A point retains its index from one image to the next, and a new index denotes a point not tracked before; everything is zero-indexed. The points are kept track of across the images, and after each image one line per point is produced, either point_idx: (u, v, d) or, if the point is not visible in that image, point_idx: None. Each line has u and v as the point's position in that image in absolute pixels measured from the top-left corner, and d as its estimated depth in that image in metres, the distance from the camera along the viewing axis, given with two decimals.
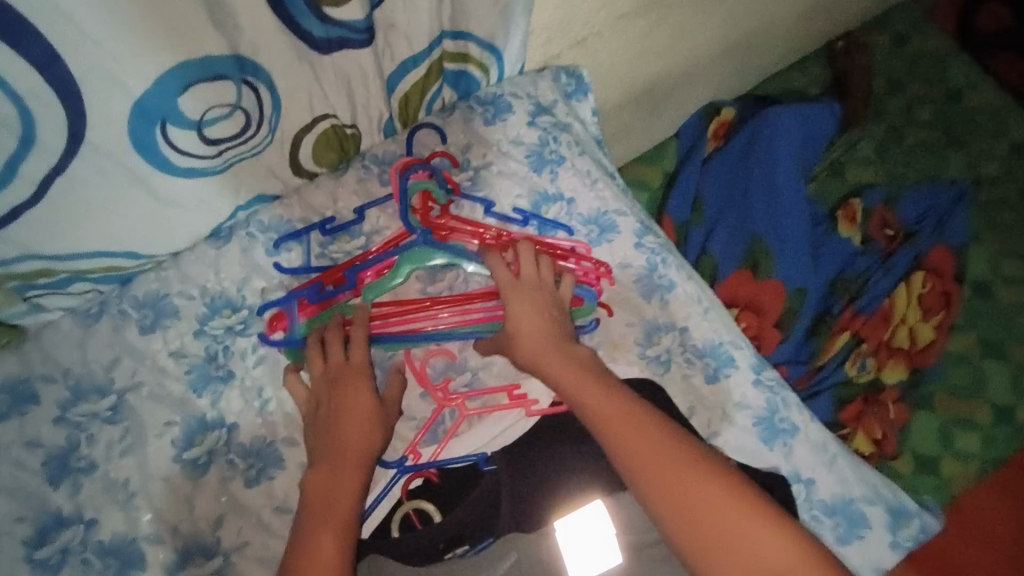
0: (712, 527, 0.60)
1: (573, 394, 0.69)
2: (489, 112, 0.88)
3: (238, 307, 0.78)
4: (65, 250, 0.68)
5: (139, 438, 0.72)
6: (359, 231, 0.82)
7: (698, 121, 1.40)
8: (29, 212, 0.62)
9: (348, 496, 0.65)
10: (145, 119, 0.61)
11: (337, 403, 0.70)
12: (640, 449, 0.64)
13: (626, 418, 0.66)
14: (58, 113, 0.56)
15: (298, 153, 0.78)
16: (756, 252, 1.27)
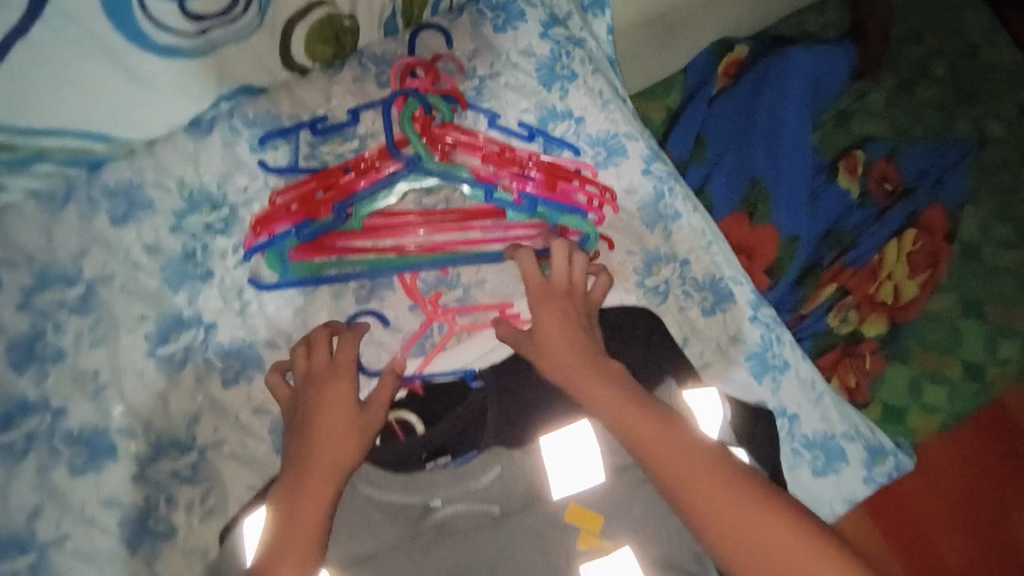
0: (741, 527, 0.56)
1: (628, 437, 0.61)
2: (499, 18, 0.82)
3: (218, 204, 0.74)
4: (28, 123, 0.62)
5: (110, 331, 0.69)
6: (353, 133, 0.77)
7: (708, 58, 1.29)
8: None
9: (312, 512, 0.59)
10: None
11: (313, 413, 0.64)
12: (655, 441, 0.61)
13: (637, 410, 0.62)
14: None
15: (291, 43, 0.72)
16: (755, 195, 1.12)
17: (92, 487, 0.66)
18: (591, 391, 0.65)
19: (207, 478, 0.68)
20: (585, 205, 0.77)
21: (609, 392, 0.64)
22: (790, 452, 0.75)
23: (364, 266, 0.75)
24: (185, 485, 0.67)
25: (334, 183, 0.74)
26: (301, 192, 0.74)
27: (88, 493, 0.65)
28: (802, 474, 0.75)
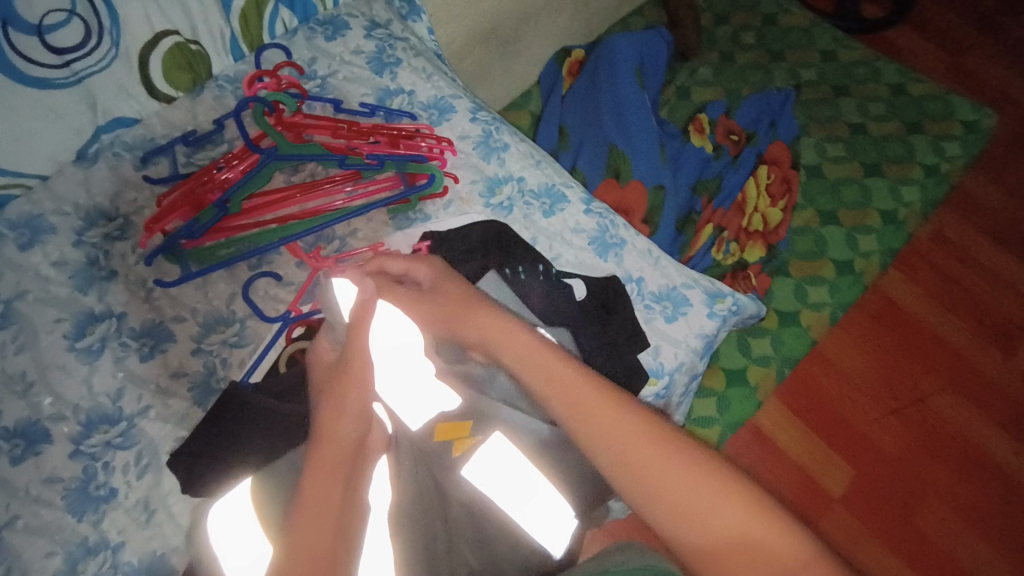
0: (604, 427, 0.58)
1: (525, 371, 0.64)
2: (328, 30, 0.99)
3: (113, 216, 0.84)
4: None
5: (31, 337, 0.77)
6: (221, 139, 0.90)
7: (553, 66, 1.61)
8: None
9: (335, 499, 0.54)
10: None
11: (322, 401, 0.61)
12: (565, 392, 0.61)
13: (532, 355, 0.65)
14: None
15: (148, 72, 0.87)
16: (615, 159, 1.36)
17: (34, 470, 0.73)
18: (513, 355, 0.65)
19: (137, 440, 0.76)
20: (429, 152, 0.91)
21: (520, 351, 0.65)
22: (644, 308, 0.88)
23: (249, 242, 0.85)
24: (119, 451, 0.75)
25: (209, 179, 0.85)
26: (183, 191, 0.85)
27: (30, 475, 0.72)
28: (655, 323, 0.87)
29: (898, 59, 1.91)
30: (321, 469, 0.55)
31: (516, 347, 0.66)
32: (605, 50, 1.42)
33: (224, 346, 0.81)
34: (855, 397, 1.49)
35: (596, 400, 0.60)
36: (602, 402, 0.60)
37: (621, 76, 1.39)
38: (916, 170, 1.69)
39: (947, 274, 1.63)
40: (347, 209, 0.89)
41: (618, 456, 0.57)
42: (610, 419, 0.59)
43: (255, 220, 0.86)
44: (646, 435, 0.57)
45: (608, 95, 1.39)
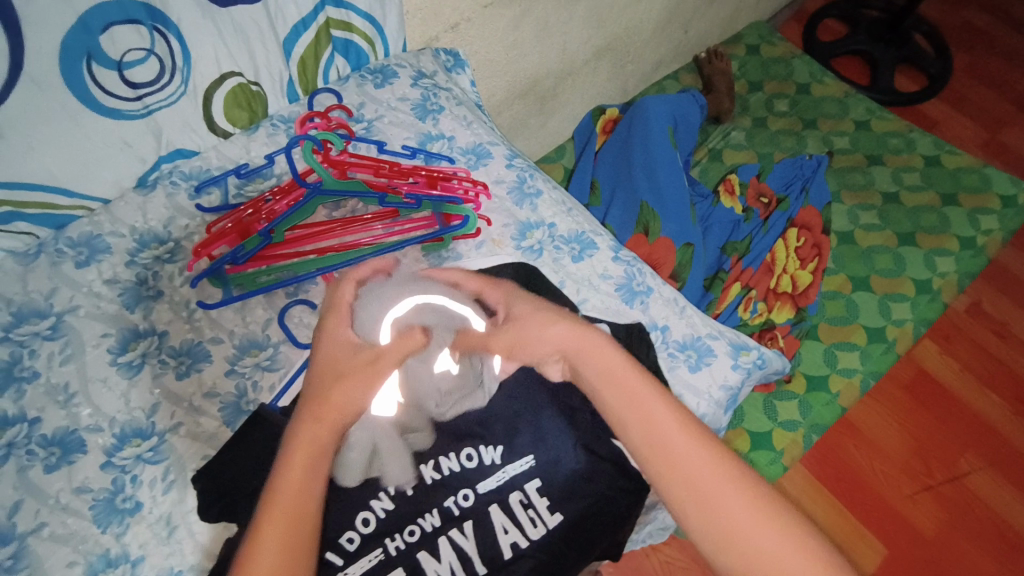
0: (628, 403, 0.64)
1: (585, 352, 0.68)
2: (378, 79, 1.07)
3: (164, 240, 0.89)
4: (5, 180, 0.80)
5: (78, 349, 0.80)
6: (271, 173, 0.96)
7: (589, 122, 1.67)
8: None
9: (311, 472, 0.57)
10: (74, 57, 0.75)
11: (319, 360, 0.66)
12: (635, 403, 0.63)
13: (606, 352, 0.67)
14: (5, 48, 0.70)
15: (211, 109, 0.94)
16: (645, 216, 1.37)
17: (65, 479, 0.74)
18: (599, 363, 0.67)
19: (166, 456, 0.77)
20: (465, 195, 0.96)
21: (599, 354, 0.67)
22: (667, 355, 0.88)
23: (289, 272, 0.91)
24: (148, 465, 0.76)
25: (257, 210, 0.90)
26: (232, 219, 0.89)
27: (61, 484, 0.73)
28: (678, 372, 0.86)
29: (933, 132, 1.93)
30: (309, 438, 0.59)
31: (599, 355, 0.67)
32: (637, 110, 1.47)
33: (256, 369, 0.84)
34: (888, 469, 1.44)
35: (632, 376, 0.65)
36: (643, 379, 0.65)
37: (652, 132, 1.43)
38: (951, 241, 1.68)
39: (987, 351, 1.59)
40: (384, 246, 0.93)
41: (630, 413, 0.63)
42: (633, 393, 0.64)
43: (297, 252, 0.91)
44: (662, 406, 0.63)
45: (641, 150, 1.42)
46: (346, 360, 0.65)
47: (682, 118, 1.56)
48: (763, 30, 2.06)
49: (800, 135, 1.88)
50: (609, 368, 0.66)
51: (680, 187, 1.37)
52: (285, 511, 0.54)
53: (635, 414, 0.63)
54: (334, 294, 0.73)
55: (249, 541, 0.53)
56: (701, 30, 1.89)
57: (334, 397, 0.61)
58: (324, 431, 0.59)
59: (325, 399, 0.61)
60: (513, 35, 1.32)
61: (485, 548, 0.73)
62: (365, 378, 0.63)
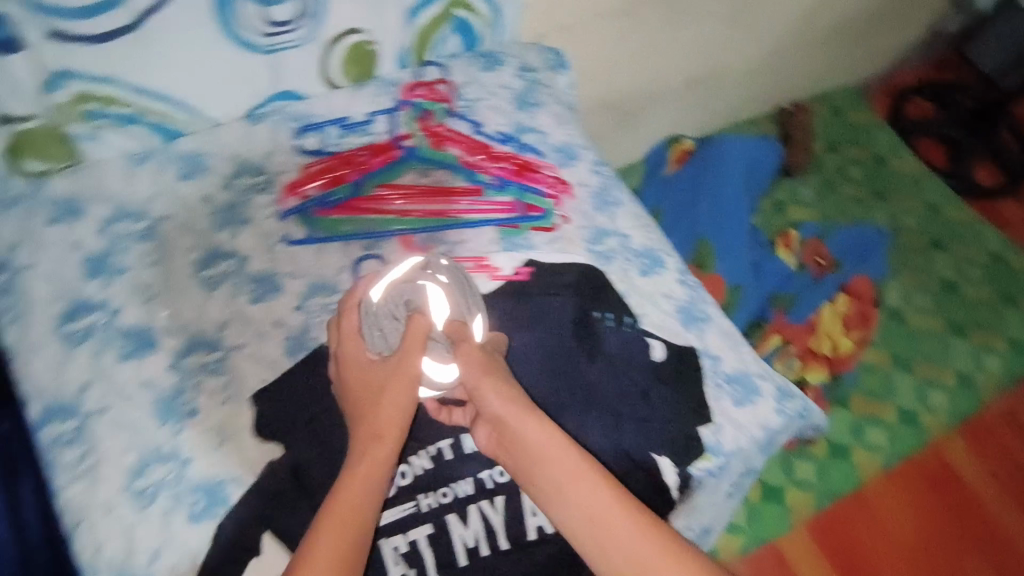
0: (560, 485, 0.69)
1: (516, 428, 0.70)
2: (484, 63, 1.10)
3: (261, 171, 0.94)
4: (136, 82, 0.84)
5: (167, 255, 0.86)
6: (369, 130, 0.99)
7: (662, 150, 1.69)
8: (124, 38, 0.79)
9: (366, 485, 0.66)
10: None
11: (354, 381, 0.73)
12: (562, 491, 0.69)
13: (541, 433, 0.70)
14: None
15: (327, 61, 0.97)
16: (702, 251, 1.42)
17: (134, 371, 0.78)
18: (558, 484, 0.69)
19: (227, 372, 0.80)
20: (548, 189, 0.99)
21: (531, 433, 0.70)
22: (714, 386, 0.87)
23: (369, 225, 0.93)
24: (209, 376, 0.79)
25: (351, 162, 0.95)
26: (326, 166, 0.95)
27: (130, 375, 0.78)
28: (723, 403, 0.86)
29: (1005, 230, 1.90)
30: (362, 456, 0.67)
31: (543, 462, 0.69)
32: (713, 148, 1.54)
33: (324, 310, 0.86)
34: (891, 556, 1.41)
35: (565, 460, 0.69)
36: (572, 462, 0.69)
37: (724, 177, 1.50)
38: (1002, 342, 1.65)
39: (1015, 462, 1.55)
40: (464, 220, 0.95)
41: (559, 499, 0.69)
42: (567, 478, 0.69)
43: (380, 209, 0.94)
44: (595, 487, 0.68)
45: (710, 188, 1.48)
46: (374, 374, 0.73)
47: (753, 169, 1.61)
48: (852, 94, 2.04)
49: (868, 205, 1.86)
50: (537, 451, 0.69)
51: (739, 231, 1.44)
52: (340, 527, 0.63)
53: (566, 501, 0.68)
54: (337, 325, 0.78)
55: (307, 544, 0.63)
56: (792, 82, 1.90)
57: (377, 411, 0.70)
58: (383, 448, 0.68)
59: (365, 422, 0.70)
60: (615, 47, 1.35)
61: (513, 527, 0.75)
62: (400, 385, 0.71)
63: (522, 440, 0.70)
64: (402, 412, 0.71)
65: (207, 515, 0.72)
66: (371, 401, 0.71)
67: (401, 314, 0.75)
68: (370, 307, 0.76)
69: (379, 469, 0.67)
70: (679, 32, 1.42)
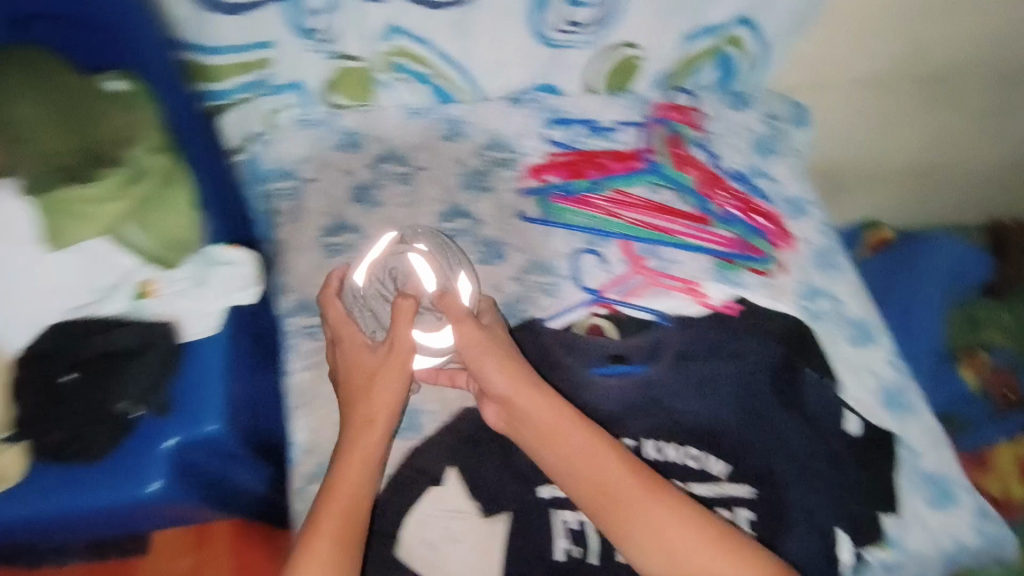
0: (570, 455, 0.68)
1: (519, 402, 0.70)
2: (733, 101, 1.11)
3: (510, 149, 1.02)
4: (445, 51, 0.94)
5: (417, 200, 0.96)
6: (614, 137, 1.05)
7: (856, 232, 1.43)
8: (452, 9, 0.88)
9: (360, 467, 0.68)
10: None
11: (348, 366, 0.75)
12: (575, 463, 0.68)
13: (543, 406, 0.70)
14: None
15: (597, 66, 1.04)
16: None
17: None
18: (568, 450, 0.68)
19: None
20: (772, 237, 0.99)
21: (533, 405, 0.70)
22: (909, 479, 0.82)
23: (594, 222, 0.98)
24: None
25: (593, 162, 1.01)
26: (570, 160, 1.01)
27: None
28: (915, 499, 0.80)
29: None
30: (353, 446, 0.69)
31: (557, 430, 0.69)
32: (925, 242, 1.37)
33: (540, 287, 0.93)
34: None
35: (570, 429, 0.69)
36: (574, 430, 0.69)
37: (926, 274, 1.33)
38: None
39: None
40: (683, 243, 0.97)
41: (569, 473, 0.68)
42: (576, 449, 0.68)
43: (608, 211, 0.98)
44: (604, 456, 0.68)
45: (907, 283, 1.33)
46: (367, 360, 0.74)
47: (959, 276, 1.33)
48: None
49: None
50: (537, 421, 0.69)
51: (931, 333, 1.28)
52: (341, 509, 0.66)
53: (583, 477, 0.67)
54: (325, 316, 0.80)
55: (308, 531, 0.65)
56: None
57: (370, 396, 0.71)
58: (374, 438, 0.70)
59: (359, 407, 0.71)
60: (864, 114, 1.22)
61: None
62: (392, 374, 0.72)
63: (521, 409, 0.70)
64: (395, 392, 0.72)
65: (403, 435, 0.79)
66: (365, 388, 0.72)
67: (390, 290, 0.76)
68: (355, 291, 0.78)
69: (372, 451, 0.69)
70: (917, 121, 1.24)
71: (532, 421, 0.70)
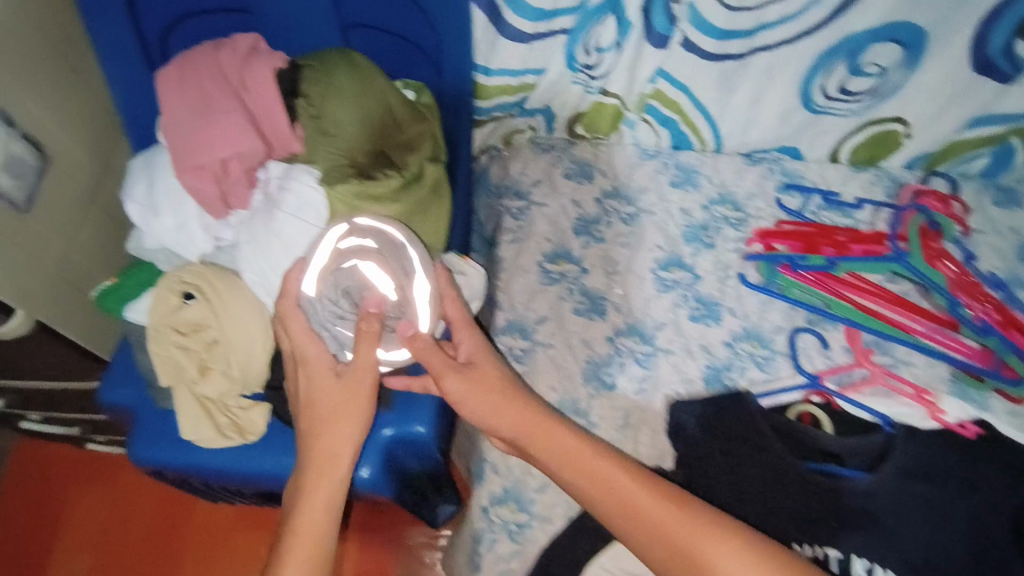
0: (603, 490, 0.59)
1: (532, 436, 0.63)
2: (1002, 197, 0.97)
3: (738, 207, 0.98)
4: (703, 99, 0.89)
5: (637, 243, 0.95)
6: (854, 214, 0.98)
7: None
8: (730, 61, 0.83)
9: (321, 501, 0.61)
10: (838, 51, 0.82)
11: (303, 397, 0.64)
12: (612, 500, 0.58)
13: (566, 440, 0.62)
14: (815, 20, 0.78)
15: (851, 139, 0.97)
16: None
17: (582, 326, 0.89)
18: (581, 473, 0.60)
19: (651, 368, 0.87)
20: None
21: (544, 438, 0.62)
22: None
23: (820, 302, 0.91)
24: (636, 363, 0.87)
25: (831, 238, 0.94)
26: (805, 231, 0.94)
27: (578, 328, 0.88)
28: None
29: None
30: (315, 480, 0.61)
31: (562, 451, 0.61)
32: None
33: (750, 358, 0.88)
34: None
35: (590, 459, 0.60)
36: (597, 458, 0.60)
37: None
38: None
39: None
40: (922, 345, 0.87)
41: (611, 513, 0.58)
42: (606, 481, 0.59)
43: (839, 294, 0.90)
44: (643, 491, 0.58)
45: None
46: (325, 395, 0.63)
47: None
48: None
49: None
50: (545, 443, 0.62)
51: None
52: (308, 545, 0.59)
53: (625, 515, 0.57)
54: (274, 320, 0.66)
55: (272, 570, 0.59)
56: None
57: (327, 434, 0.62)
58: (337, 472, 0.62)
59: (316, 445, 0.62)
60: None
61: None
62: (352, 408, 0.63)
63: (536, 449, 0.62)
64: (359, 429, 0.63)
65: None
66: (320, 422, 0.63)
67: (347, 307, 0.65)
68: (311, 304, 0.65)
69: (335, 487, 0.62)
70: None
71: (545, 451, 0.62)
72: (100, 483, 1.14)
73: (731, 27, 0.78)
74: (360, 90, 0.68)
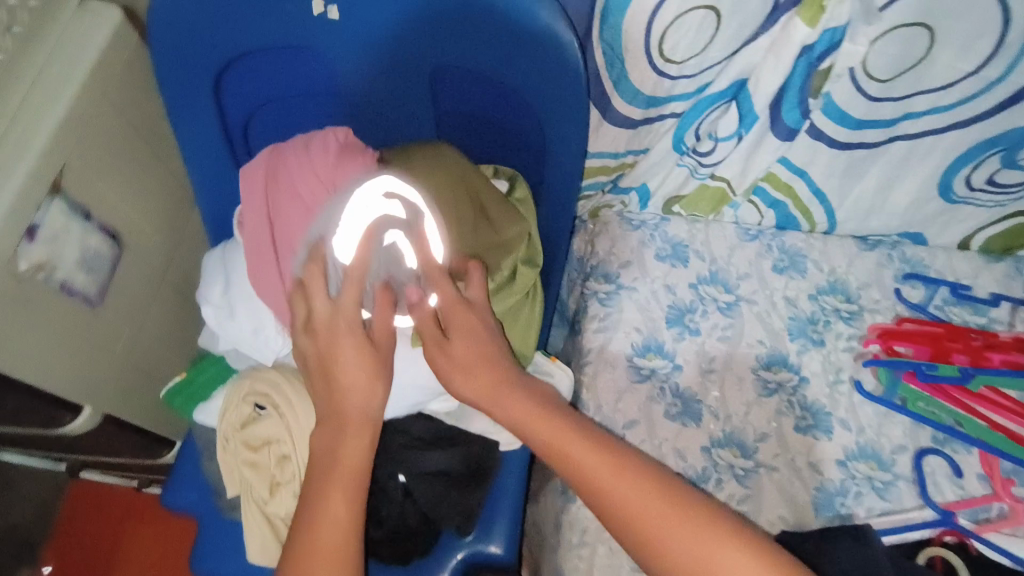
0: (585, 476, 0.57)
1: (510, 415, 0.60)
2: None
3: (851, 299, 0.87)
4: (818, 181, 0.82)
5: (737, 336, 0.85)
6: (987, 312, 0.86)
7: None
8: (858, 150, 0.76)
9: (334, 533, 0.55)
10: (988, 144, 0.73)
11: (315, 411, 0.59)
12: (590, 485, 0.56)
13: (538, 416, 0.59)
14: (965, 116, 0.70)
15: (986, 227, 0.86)
16: None
17: (674, 433, 0.80)
18: (573, 470, 0.57)
19: (752, 487, 0.77)
20: None
21: (520, 413, 0.60)
22: None
23: (949, 418, 0.81)
24: (734, 480, 0.78)
25: (963, 343, 0.82)
26: (933, 334, 0.83)
27: (669, 435, 0.80)
28: None
29: None
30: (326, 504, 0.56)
31: (546, 440, 0.59)
32: None
33: (867, 483, 0.78)
34: None
35: (571, 441, 0.58)
36: (573, 435, 0.58)
37: None
38: None
39: None
40: None
41: (592, 500, 0.56)
42: (588, 465, 0.57)
43: (973, 411, 0.79)
44: (623, 478, 0.56)
45: None
46: (334, 407, 0.58)
47: None
48: None
49: None
50: (518, 417, 0.60)
51: None
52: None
53: (603, 501, 0.56)
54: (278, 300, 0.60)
55: None
56: None
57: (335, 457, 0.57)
58: (352, 495, 0.57)
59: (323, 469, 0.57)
60: None
61: None
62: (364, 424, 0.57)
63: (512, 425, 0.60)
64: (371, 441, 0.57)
65: None
66: (332, 441, 0.57)
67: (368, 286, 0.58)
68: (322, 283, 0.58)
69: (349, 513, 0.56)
70: None
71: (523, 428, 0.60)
72: (150, 524, 1.15)
73: (868, 117, 0.71)
74: (448, 183, 0.59)
